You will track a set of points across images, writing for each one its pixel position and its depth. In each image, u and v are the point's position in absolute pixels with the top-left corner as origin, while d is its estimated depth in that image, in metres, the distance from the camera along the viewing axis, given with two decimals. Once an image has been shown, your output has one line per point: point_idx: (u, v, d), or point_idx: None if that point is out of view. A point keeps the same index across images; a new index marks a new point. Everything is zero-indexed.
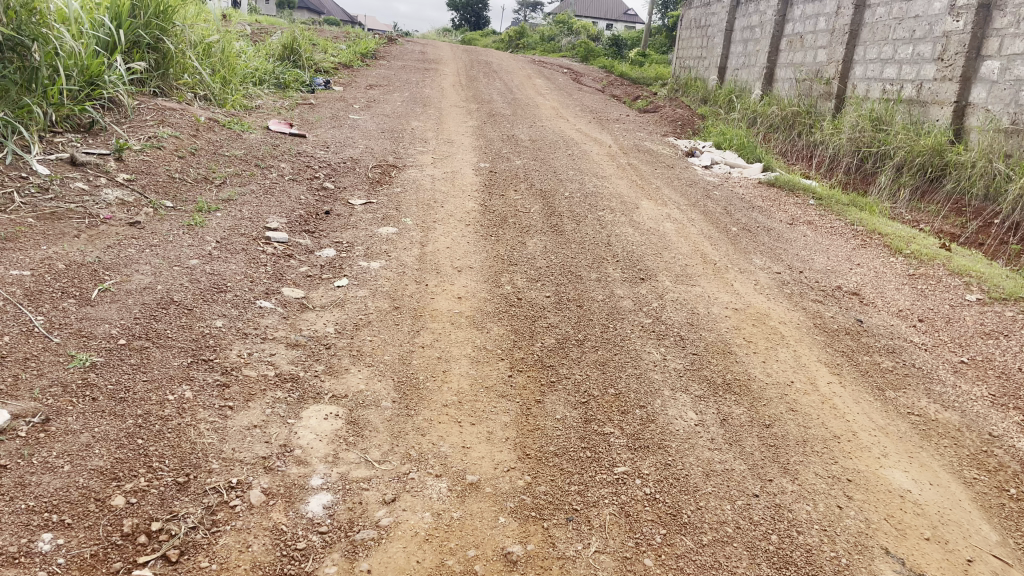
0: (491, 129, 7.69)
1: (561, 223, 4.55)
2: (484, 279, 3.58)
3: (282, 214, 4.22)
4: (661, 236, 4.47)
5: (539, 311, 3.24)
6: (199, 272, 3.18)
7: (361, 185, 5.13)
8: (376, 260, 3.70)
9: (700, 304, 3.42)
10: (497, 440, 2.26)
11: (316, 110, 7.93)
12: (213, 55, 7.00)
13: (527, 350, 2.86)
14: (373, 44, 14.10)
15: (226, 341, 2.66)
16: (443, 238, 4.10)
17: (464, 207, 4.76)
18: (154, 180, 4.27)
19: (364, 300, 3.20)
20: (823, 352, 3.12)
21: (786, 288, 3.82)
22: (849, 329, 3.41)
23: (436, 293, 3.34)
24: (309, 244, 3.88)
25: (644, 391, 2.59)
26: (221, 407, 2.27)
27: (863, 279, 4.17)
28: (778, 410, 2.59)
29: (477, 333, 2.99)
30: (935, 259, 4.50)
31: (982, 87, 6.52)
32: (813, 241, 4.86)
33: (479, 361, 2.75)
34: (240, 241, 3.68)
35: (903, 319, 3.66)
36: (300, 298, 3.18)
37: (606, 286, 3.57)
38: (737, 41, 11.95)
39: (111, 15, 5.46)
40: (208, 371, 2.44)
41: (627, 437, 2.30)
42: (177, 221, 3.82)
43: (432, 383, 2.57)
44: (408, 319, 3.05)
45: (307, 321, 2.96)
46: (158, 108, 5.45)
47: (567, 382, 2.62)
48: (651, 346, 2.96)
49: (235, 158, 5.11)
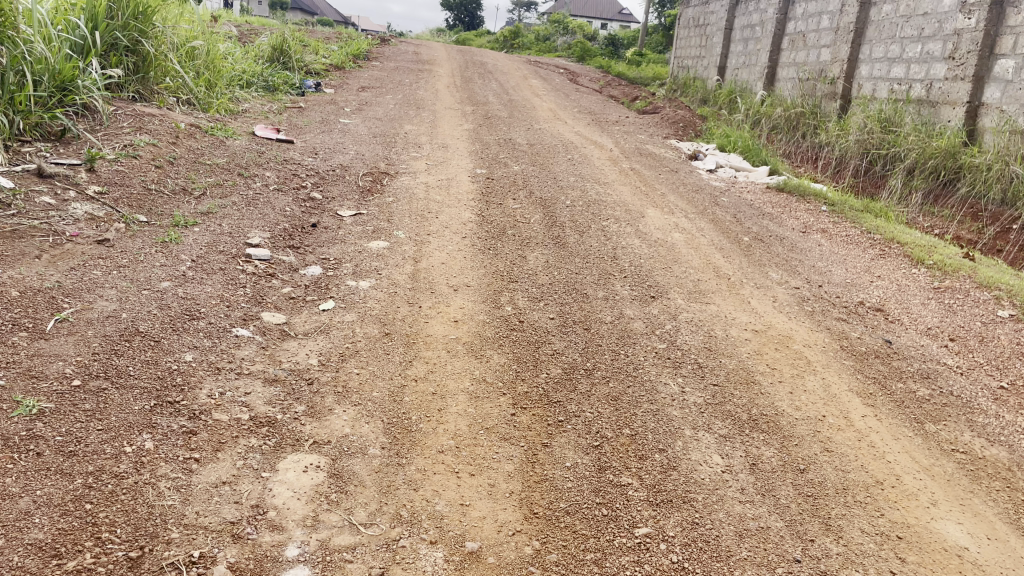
0: (487, 132, 7.43)
1: (563, 235, 4.28)
2: (483, 299, 3.31)
3: (265, 228, 3.94)
4: (669, 247, 4.21)
5: (543, 335, 2.98)
6: (170, 297, 2.91)
7: (351, 195, 4.86)
8: (366, 279, 3.42)
9: (716, 326, 3.16)
10: (500, 495, 1.99)
11: (305, 114, 7.65)
12: (197, 57, 6.72)
13: (531, 383, 2.59)
14: (364, 45, 13.82)
15: (196, 379, 2.38)
16: (438, 254, 3.83)
17: (460, 217, 4.49)
18: (128, 193, 3.99)
19: (351, 326, 2.92)
20: (853, 378, 2.86)
21: (806, 305, 3.56)
22: (878, 351, 3.16)
23: (431, 316, 3.07)
24: (293, 261, 3.60)
25: (663, 432, 2.32)
26: (186, 461, 1.99)
27: (886, 293, 3.92)
28: (812, 451, 2.32)
29: (476, 363, 2.72)
30: (959, 270, 4.25)
31: (996, 86, 6.26)
32: (829, 251, 4.61)
33: (478, 397, 2.48)
34: (218, 259, 3.41)
35: (933, 338, 3.40)
36: (281, 324, 2.91)
37: (614, 306, 3.30)
38: (737, 41, 11.70)
39: (86, 16, 5.23)
40: (173, 417, 2.16)
41: (647, 489, 2.03)
42: (150, 237, 3.55)
43: (426, 425, 2.29)
44: (400, 347, 2.78)
45: (288, 352, 2.69)
46: (137, 114, 5.17)
47: (578, 421, 2.36)
48: (666, 376, 2.69)
49: (217, 167, 4.83)
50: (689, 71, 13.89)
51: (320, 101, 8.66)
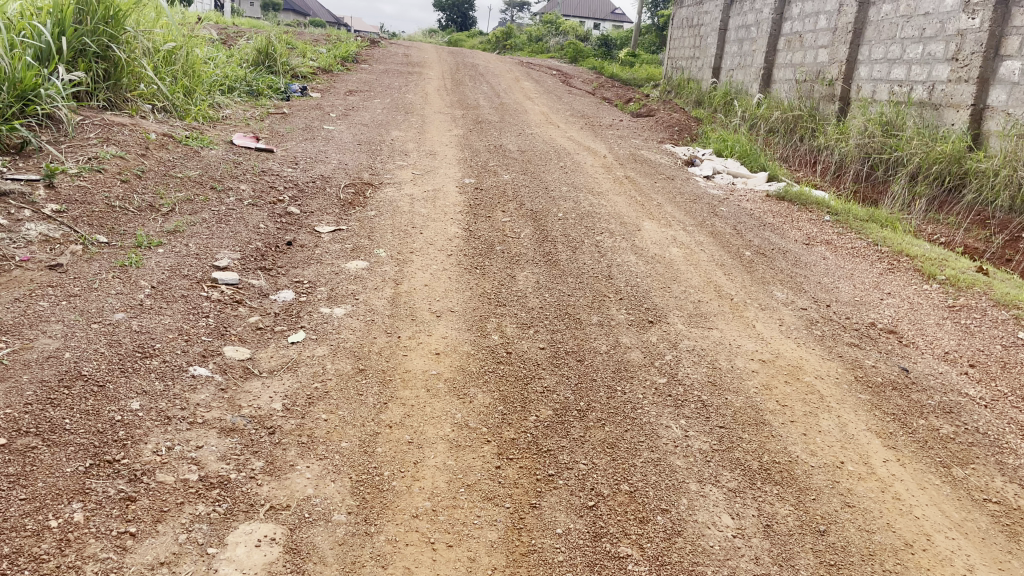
0: (476, 138, 7.18)
1: (555, 251, 4.04)
2: (467, 327, 3.06)
3: (235, 247, 3.69)
4: (667, 264, 3.96)
5: (532, 369, 2.73)
6: (122, 331, 2.65)
7: (331, 208, 4.61)
8: (341, 305, 3.16)
9: (720, 356, 2.91)
10: (481, 572, 1.74)
11: (289, 120, 7.37)
12: (174, 63, 6.45)
13: (519, 428, 2.34)
14: (354, 48, 13.56)
15: (142, 432, 2.12)
16: (420, 274, 3.58)
17: (445, 233, 4.24)
18: (89, 210, 3.72)
19: (322, 361, 2.67)
20: (871, 416, 2.62)
21: (816, 329, 3.32)
22: (895, 382, 2.91)
23: (410, 348, 2.82)
24: (263, 285, 3.34)
25: (665, 487, 2.08)
26: (119, 536, 1.73)
27: (898, 312, 3.68)
28: (832, 507, 2.08)
29: (458, 404, 2.46)
30: (974, 286, 4.02)
31: (1001, 89, 6.04)
32: (835, 265, 4.38)
33: (459, 446, 2.23)
34: (180, 284, 3.15)
35: (951, 364, 3.17)
36: (245, 360, 2.66)
37: (610, 333, 3.05)
38: (732, 41, 11.46)
39: (53, 22, 4.97)
40: (110, 480, 1.90)
41: (649, 562, 1.79)
42: (108, 261, 3.29)
43: (399, 484, 2.04)
44: (375, 386, 2.53)
45: (250, 395, 2.43)
46: (105, 124, 4.89)
47: (571, 474, 2.11)
48: (667, 417, 2.44)
49: (188, 180, 4.56)
50: (683, 72, 13.68)
51: (305, 105, 8.39)
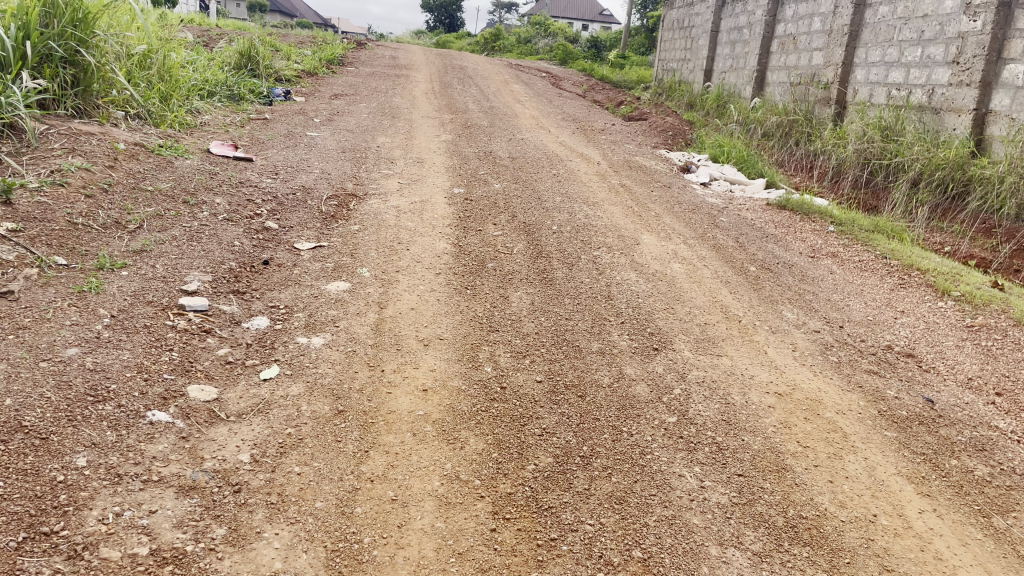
0: (465, 144, 6.93)
1: (550, 268, 3.80)
2: (457, 357, 2.81)
3: (206, 269, 3.42)
4: (669, 282, 3.73)
5: (529, 407, 2.48)
6: (74, 370, 2.38)
7: (311, 222, 4.35)
8: (320, 334, 2.91)
9: (733, 389, 2.68)
10: None
11: (271, 125, 7.10)
12: (149, 68, 6.16)
13: (516, 481, 2.10)
14: (340, 50, 13.27)
15: (87, 495, 1.87)
16: (407, 296, 3.33)
17: (433, 249, 3.99)
18: (48, 229, 3.44)
19: (297, 402, 2.41)
20: (900, 457, 2.39)
21: (831, 355, 3.09)
22: (921, 416, 2.68)
23: (395, 385, 2.56)
24: (235, 311, 3.08)
25: (683, 554, 1.85)
26: None
27: (915, 333, 3.46)
28: (870, 573, 1.85)
29: (448, 451, 2.22)
30: (991, 303, 3.81)
31: (1004, 93, 5.84)
32: (843, 280, 4.16)
33: (449, 504, 1.98)
34: (143, 312, 2.88)
35: (976, 392, 2.94)
36: (211, 401, 2.40)
37: (612, 363, 2.81)
38: (723, 43, 11.27)
39: (17, 25, 4.68)
40: (45, 558, 1.65)
41: None
42: (65, 286, 3.01)
43: (381, 553, 1.79)
44: (356, 432, 2.28)
45: (214, 444, 2.17)
46: (72, 133, 4.60)
47: (577, 538, 1.88)
48: (680, 464, 2.20)
49: (159, 194, 4.28)
50: (674, 74, 13.47)
51: (288, 110, 8.11)
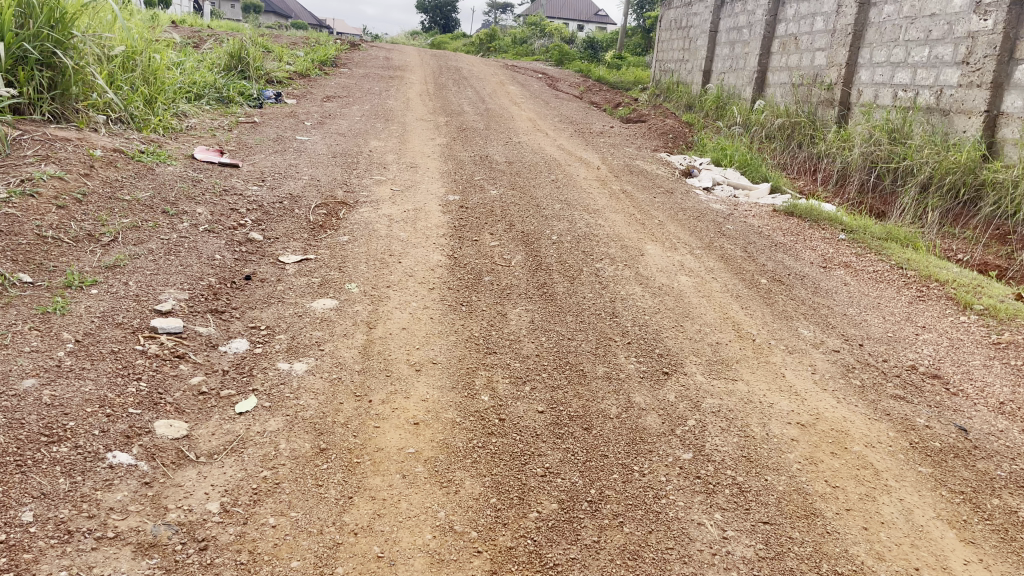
0: (461, 148, 6.71)
1: (550, 282, 3.58)
2: (450, 385, 2.58)
3: (183, 286, 3.20)
4: (677, 297, 3.52)
5: (531, 443, 2.26)
6: (29, 405, 2.15)
7: (298, 232, 4.13)
8: (303, 359, 2.68)
9: (752, 419, 2.46)
10: None
11: (259, 129, 6.86)
12: (133, 70, 5.92)
13: (516, 533, 1.88)
14: (333, 50, 13.06)
15: (31, 557, 1.64)
16: (398, 315, 3.11)
17: (426, 261, 3.77)
18: (14, 243, 3.20)
19: (275, 439, 2.19)
20: (937, 498, 2.17)
21: (853, 378, 2.88)
22: (956, 448, 2.46)
23: (384, 418, 2.34)
24: (211, 334, 2.86)
25: None
26: None
27: (939, 352, 3.26)
28: None
29: (441, 497, 2.00)
30: (1016, 317, 3.61)
31: (1017, 94, 5.63)
32: (858, 293, 3.96)
33: (442, 563, 1.76)
34: (111, 336, 2.66)
35: (1010, 417, 2.73)
36: (180, 439, 2.18)
37: (620, 390, 2.59)
38: (722, 44, 11.06)
39: None
40: None
41: None
42: (28, 306, 2.78)
43: None
44: (339, 474, 2.06)
45: (181, 492, 1.95)
46: (46, 139, 4.37)
47: None
48: (698, 510, 1.99)
49: (137, 203, 4.05)
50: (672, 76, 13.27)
51: (279, 113, 7.88)
